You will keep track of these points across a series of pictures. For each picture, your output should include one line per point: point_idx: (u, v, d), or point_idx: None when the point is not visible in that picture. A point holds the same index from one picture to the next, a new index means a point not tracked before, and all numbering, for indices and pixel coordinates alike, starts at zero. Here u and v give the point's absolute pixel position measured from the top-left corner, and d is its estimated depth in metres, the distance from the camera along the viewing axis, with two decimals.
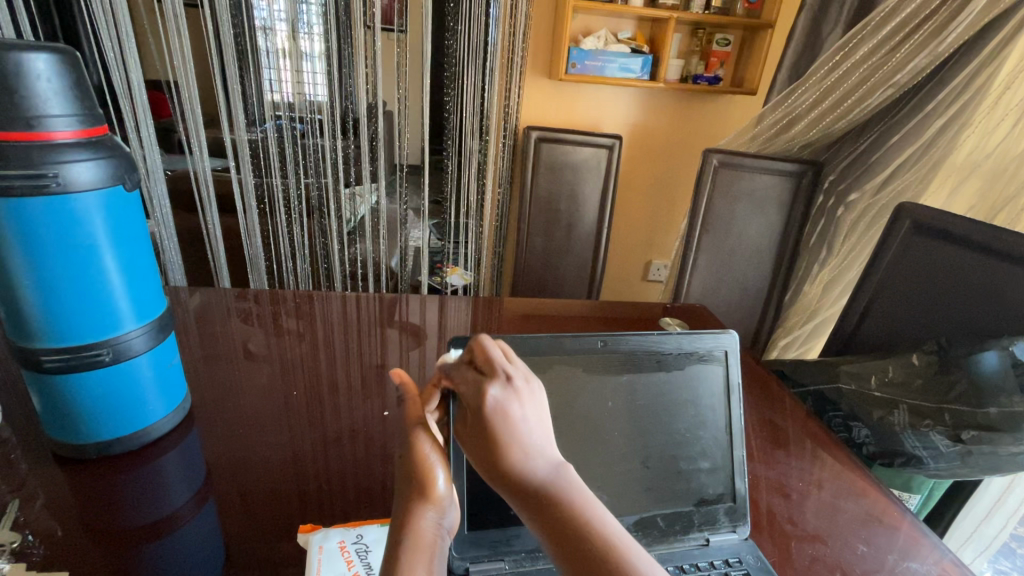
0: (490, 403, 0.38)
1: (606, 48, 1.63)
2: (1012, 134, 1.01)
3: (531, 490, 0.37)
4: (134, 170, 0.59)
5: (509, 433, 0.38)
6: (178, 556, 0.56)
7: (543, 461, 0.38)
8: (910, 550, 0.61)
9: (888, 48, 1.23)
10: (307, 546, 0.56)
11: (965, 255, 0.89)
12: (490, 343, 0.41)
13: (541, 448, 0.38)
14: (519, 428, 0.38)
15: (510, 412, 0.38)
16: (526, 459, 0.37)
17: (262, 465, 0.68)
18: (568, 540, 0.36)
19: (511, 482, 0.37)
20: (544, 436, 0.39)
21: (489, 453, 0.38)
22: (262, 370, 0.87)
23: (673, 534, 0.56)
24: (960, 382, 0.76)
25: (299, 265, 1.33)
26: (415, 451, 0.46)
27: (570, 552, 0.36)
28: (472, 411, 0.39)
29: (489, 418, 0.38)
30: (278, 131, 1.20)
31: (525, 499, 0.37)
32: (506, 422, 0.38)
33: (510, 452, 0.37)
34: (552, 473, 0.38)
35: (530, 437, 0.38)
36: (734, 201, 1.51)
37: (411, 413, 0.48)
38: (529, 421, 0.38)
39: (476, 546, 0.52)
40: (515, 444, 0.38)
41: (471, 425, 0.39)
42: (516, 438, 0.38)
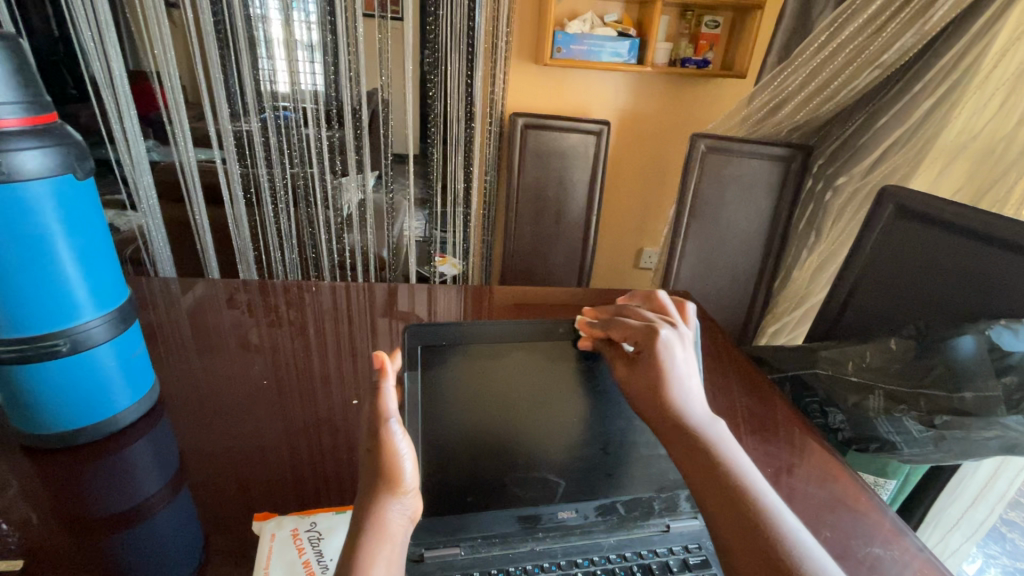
0: (659, 341, 0.55)
1: (592, 32, 1.60)
2: (1001, 112, 1.00)
3: (686, 422, 0.49)
4: (87, 159, 0.59)
5: (671, 365, 0.53)
6: (152, 544, 0.57)
7: (698, 409, 0.51)
8: (875, 535, 0.61)
9: (873, 29, 1.21)
10: (260, 533, 0.56)
11: (946, 238, 0.88)
12: (664, 302, 0.60)
13: (694, 401, 0.52)
14: (677, 372, 0.53)
15: (671, 356, 0.54)
16: (683, 401, 0.51)
17: (226, 454, 0.68)
18: (708, 468, 0.46)
19: (667, 415, 0.51)
20: (696, 386, 0.53)
21: (657, 381, 0.53)
22: (238, 360, 0.87)
23: (632, 519, 0.55)
24: (937, 365, 0.76)
25: (287, 255, 1.33)
26: (384, 444, 0.45)
27: (707, 476, 0.45)
28: (645, 347, 0.55)
29: (659, 353, 0.54)
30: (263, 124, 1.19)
31: (679, 433, 0.49)
32: (669, 361, 0.53)
33: (672, 389, 0.52)
34: (702, 420, 0.50)
35: (685, 383, 0.53)
36: (723, 186, 1.49)
37: (381, 405, 0.45)
38: (688, 364, 0.54)
39: (431, 531, 0.51)
40: (675, 382, 0.52)
41: (641, 360, 0.55)
42: (675, 378, 0.53)
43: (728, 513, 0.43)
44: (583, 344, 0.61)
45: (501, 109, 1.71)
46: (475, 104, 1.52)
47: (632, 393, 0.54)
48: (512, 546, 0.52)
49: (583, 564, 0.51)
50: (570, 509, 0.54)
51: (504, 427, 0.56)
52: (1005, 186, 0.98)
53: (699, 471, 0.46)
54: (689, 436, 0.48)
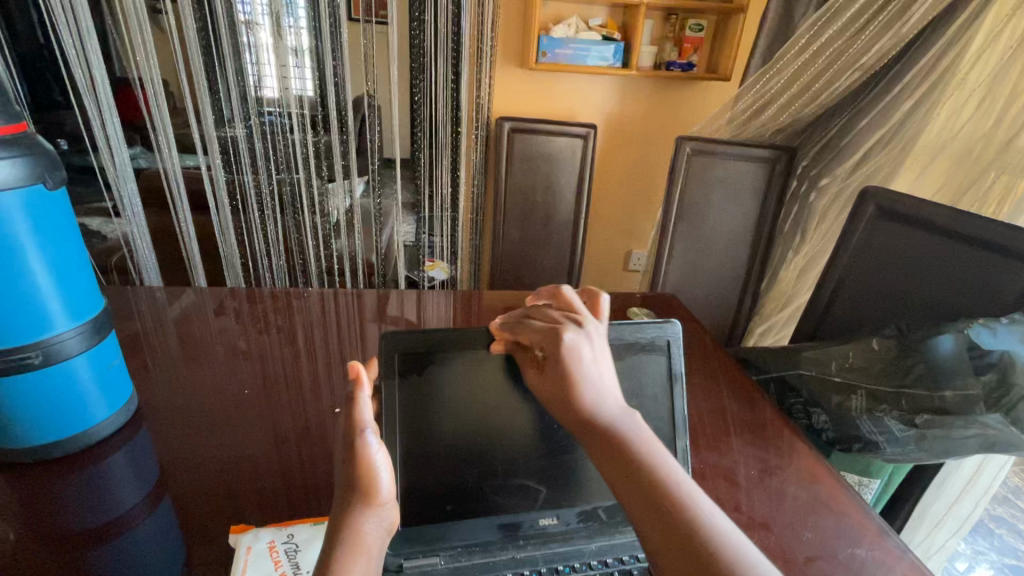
0: (563, 345, 0.51)
1: (577, 36, 1.61)
2: (979, 112, 1.01)
3: (600, 424, 0.47)
4: (58, 169, 0.58)
5: (580, 368, 0.50)
6: (130, 558, 0.56)
7: (612, 408, 0.48)
8: (857, 536, 0.61)
9: (854, 31, 1.22)
10: (237, 546, 0.55)
11: (925, 238, 0.89)
12: (571, 296, 0.55)
13: (608, 398, 0.49)
14: (587, 372, 0.50)
15: (577, 355, 0.51)
16: (595, 401, 0.49)
17: (205, 465, 0.67)
18: (623, 468, 0.44)
19: (581, 419, 0.48)
20: (610, 383, 0.50)
21: (568, 386, 0.50)
22: (218, 369, 0.85)
23: (614, 524, 0.55)
24: (919, 364, 0.76)
25: (274, 261, 1.31)
26: (360, 456, 0.44)
27: (623, 478, 0.43)
28: (551, 352, 0.52)
29: (563, 356, 0.50)
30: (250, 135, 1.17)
31: (596, 435, 0.47)
32: (574, 362, 0.50)
33: (581, 389, 0.49)
34: (617, 418, 0.48)
35: (598, 382, 0.50)
36: (709, 188, 1.49)
37: (356, 416, 0.45)
38: (597, 363, 0.50)
39: (411, 542, 0.51)
40: (584, 380, 0.50)
41: (550, 366, 0.51)
42: (586, 379, 0.50)
43: (648, 513, 0.41)
44: (496, 347, 0.56)
45: (488, 112, 1.71)
46: (461, 108, 1.52)
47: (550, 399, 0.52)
48: (493, 554, 0.52)
49: (564, 572, 0.52)
50: (551, 516, 0.54)
51: (483, 435, 0.55)
52: (983, 185, 0.99)
53: (615, 474, 0.44)
54: (600, 432, 0.47)
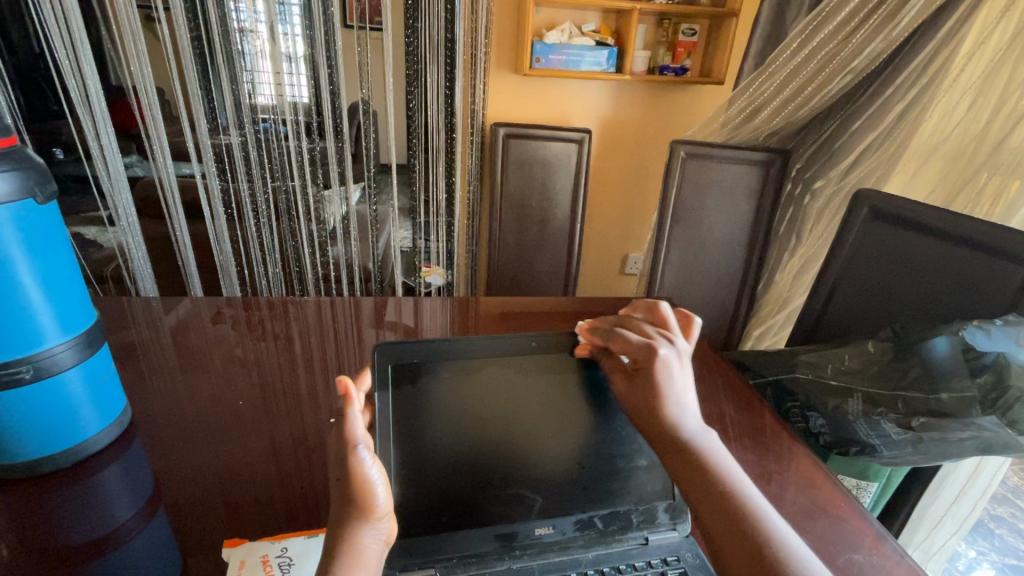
0: (659, 360, 0.56)
1: (570, 42, 1.61)
2: (970, 114, 1.01)
3: (681, 437, 0.53)
4: (48, 182, 0.57)
5: (669, 383, 0.55)
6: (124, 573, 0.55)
7: (691, 423, 0.54)
8: (855, 541, 0.61)
9: (844, 34, 1.23)
10: (229, 561, 0.55)
11: (918, 241, 0.89)
12: (667, 313, 0.60)
13: (688, 413, 0.55)
14: (674, 387, 0.55)
15: (667, 372, 0.56)
16: (678, 416, 0.54)
17: (199, 477, 0.66)
18: (702, 481, 0.50)
19: (661, 429, 0.54)
20: (691, 401, 0.56)
21: (655, 399, 0.55)
22: (213, 380, 0.85)
23: (610, 533, 0.55)
24: (914, 368, 0.77)
25: (270, 270, 1.31)
26: (354, 472, 0.43)
27: (699, 489, 0.50)
28: (643, 364, 0.56)
29: (657, 371, 0.55)
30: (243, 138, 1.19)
31: (677, 446, 0.53)
32: (667, 377, 0.55)
33: (666, 406, 0.54)
34: (694, 433, 0.54)
35: (680, 397, 0.55)
36: (704, 191, 1.50)
37: (348, 431, 0.44)
38: (685, 381, 0.56)
39: (405, 554, 0.51)
40: (670, 398, 0.55)
41: (641, 378, 0.56)
42: (672, 394, 0.55)
43: (721, 521, 0.48)
44: (579, 352, 0.58)
45: (482, 119, 1.72)
46: (456, 115, 1.52)
47: (629, 406, 0.56)
48: (489, 565, 0.52)
49: None
50: (546, 526, 0.54)
51: (473, 444, 0.54)
52: (976, 187, 0.99)
53: (694, 484, 0.51)
54: (684, 450, 0.52)
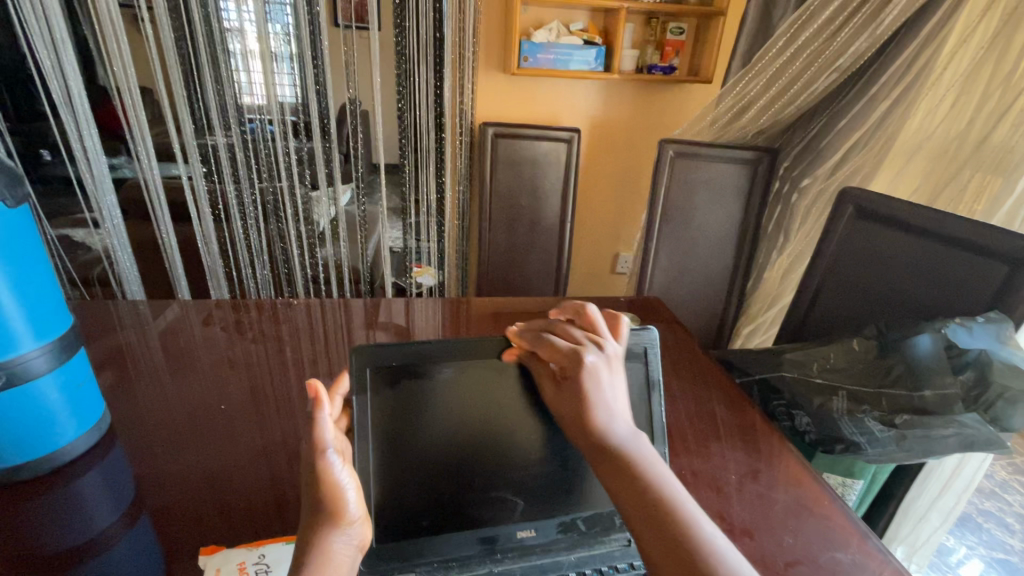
0: (584, 366, 0.53)
1: (558, 40, 1.61)
2: (954, 112, 1.02)
3: (611, 444, 0.50)
4: (18, 185, 0.57)
5: (596, 391, 0.52)
6: None
7: (622, 428, 0.51)
8: (838, 539, 0.61)
9: (830, 32, 1.23)
10: (207, 569, 0.54)
11: (902, 239, 0.89)
12: (595, 316, 0.57)
13: (618, 418, 0.52)
14: (603, 393, 0.53)
15: (592, 378, 0.53)
16: (607, 422, 0.51)
17: (181, 482, 0.65)
18: (632, 488, 0.47)
19: (592, 438, 0.51)
20: (622, 405, 0.53)
21: (582, 408, 0.52)
22: (195, 384, 0.84)
23: (593, 535, 0.55)
24: (898, 365, 0.78)
25: (258, 271, 1.30)
26: (324, 478, 0.44)
27: (630, 497, 0.47)
28: (571, 370, 0.53)
29: (582, 377, 0.52)
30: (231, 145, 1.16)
31: (605, 455, 0.49)
32: (593, 383, 0.52)
33: (593, 413, 0.51)
34: (625, 438, 0.50)
35: (610, 403, 0.52)
36: (693, 190, 1.50)
37: (318, 438, 0.44)
38: (614, 387, 0.53)
39: (386, 559, 0.50)
40: (597, 405, 0.52)
41: (567, 385, 0.53)
42: (600, 400, 0.52)
43: (651, 530, 0.44)
44: (506, 356, 0.56)
45: (471, 119, 1.71)
46: (445, 114, 1.51)
47: (561, 416, 0.54)
48: (471, 568, 0.52)
49: None
50: (529, 529, 0.54)
51: (453, 448, 0.54)
52: (960, 183, 1.00)
53: (625, 491, 0.47)
54: (613, 457, 0.49)
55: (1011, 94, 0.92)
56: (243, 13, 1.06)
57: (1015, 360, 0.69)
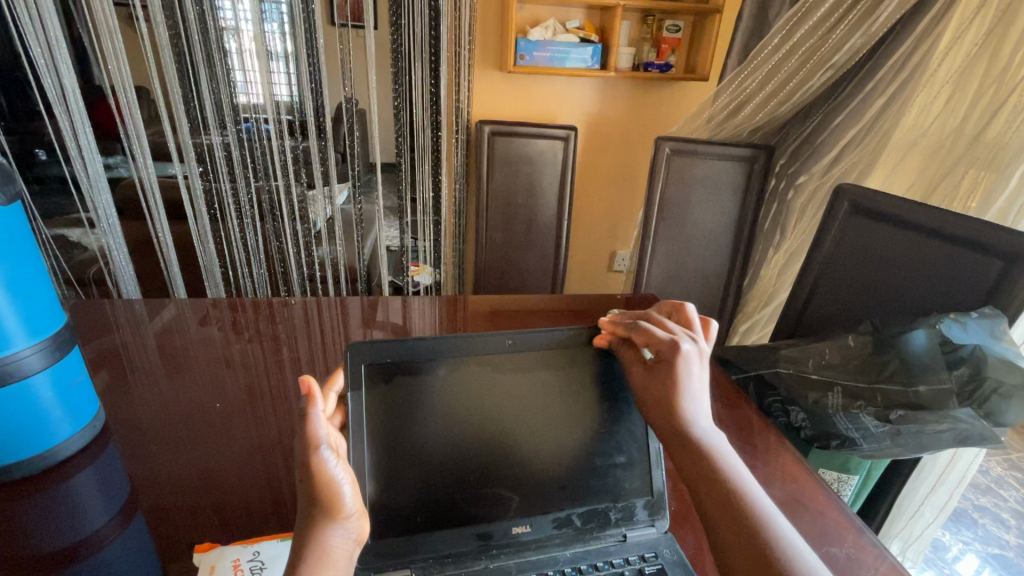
0: (680, 354, 0.55)
1: (554, 38, 1.61)
2: (948, 109, 1.02)
3: (692, 435, 0.53)
4: (11, 182, 0.56)
5: (688, 380, 0.54)
6: None
7: (703, 422, 0.54)
8: (833, 534, 0.61)
9: (825, 29, 1.23)
10: (201, 566, 0.54)
11: (897, 235, 0.89)
12: (692, 316, 0.60)
13: (701, 411, 0.54)
14: (691, 384, 0.55)
15: (689, 369, 0.55)
16: (691, 413, 0.54)
17: (174, 481, 0.65)
18: (712, 480, 0.50)
19: (674, 426, 0.53)
20: (705, 400, 0.55)
21: (672, 394, 0.54)
22: (190, 382, 0.84)
23: (588, 531, 0.55)
24: (893, 361, 0.77)
25: (255, 271, 1.30)
26: (319, 472, 0.44)
27: (709, 487, 0.50)
28: (664, 356, 0.55)
29: (677, 364, 0.54)
30: (225, 144, 1.17)
31: (686, 444, 0.52)
32: (687, 374, 0.54)
33: (684, 406, 0.54)
34: (705, 432, 0.53)
35: (696, 395, 0.55)
36: (689, 187, 1.50)
37: (311, 433, 0.45)
38: (703, 380, 0.55)
39: (380, 555, 0.50)
40: (689, 398, 0.54)
41: (660, 370, 0.55)
42: (688, 391, 0.54)
43: (728, 520, 0.48)
44: (598, 338, 0.58)
45: (467, 117, 1.71)
46: (441, 112, 1.51)
47: (645, 397, 0.55)
48: (465, 564, 0.52)
49: None
50: (524, 524, 0.54)
51: (445, 444, 0.53)
52: (955, 180, 1.00)
53: (704, 481, 0.50)
54: (693, 450, 0.52)
55: (1005, 90, 0.93)
56: (239, 11, 1.06)
57: (1008, 356, 0.69)
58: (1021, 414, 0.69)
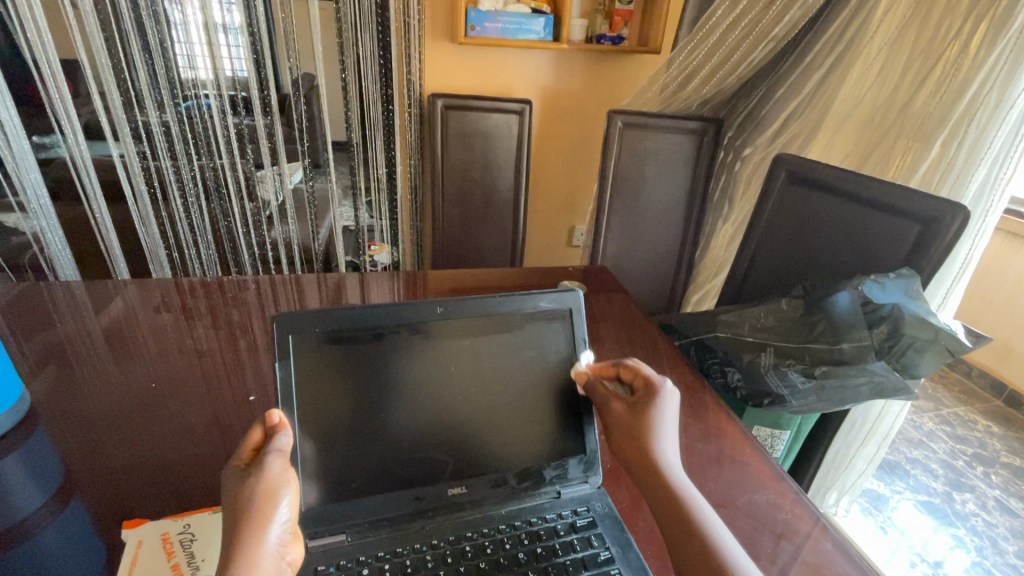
0: (661, 391, 0.59)
1: (505, 9, 1.58)
2: (878, 80, 1.07)
3: (661, 475, 0.53)
4: None
5: (663, 417, 0.57)
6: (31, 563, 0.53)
7: (672, 463, 0.54)
8: (758, 483, 0.65)
9: (765, 2, 1.26)
10: (129, 539, 0.54)
11: (828, 202, 0.93)
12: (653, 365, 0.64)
13: (670, 452, 0.55)
14: (662, 425, 0.57)
15: (667, 405, 0.58)
16: (661, 453, 0.55)
17: (107, 464, 0.64)
18: (679, 522, 0.50)
19: (645, 467, 0.54)
20: (673, 440, 0.57)
21: (647, 432, 0.56)
22: (125, 366, 0.82)
23: (523, 490, 0.57)
24: (820, 322, 0.82)
25: (204, 252, 1.24)
26: (267, 477, 0.45)
27: (676, 530, 0.50)
28: (643, 396, 0.58)
29: (655, 401, 0.58)
30: (164, 126, 1.10)
31: (656, 485, 0.53)
32: (664, 413, 0.57)
33: (660, 444, 0.55)
34: (675, 473, 0.54)
35: (666, 434, 0.56)
36: (644, 160, 1.51)
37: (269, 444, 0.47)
38: (673, 420, 0.58)
39: (316, 522, 0.51)
40: (664, 436, 0.56)
41: (641, 407, 0.57)
42: (659, 432, 0.56)
43: (696, 563, 0.48)
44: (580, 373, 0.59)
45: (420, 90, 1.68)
46: (392, 86, 1.47)
47: (622, 435, 0.57)
48: (402, 527, 0.53)
49: (471, 537, 0.53)
50: (459, 486, 0.55)
51: (379, 414, 0.54)
52: (883, 150, 1.05)
53: (674, 524, 0.50)
54: (662, 491, 0.52)
55: (929, 62, 0.97)
56: None
57: (921, 313, 0.73)
58: (932, 365, 0.75)
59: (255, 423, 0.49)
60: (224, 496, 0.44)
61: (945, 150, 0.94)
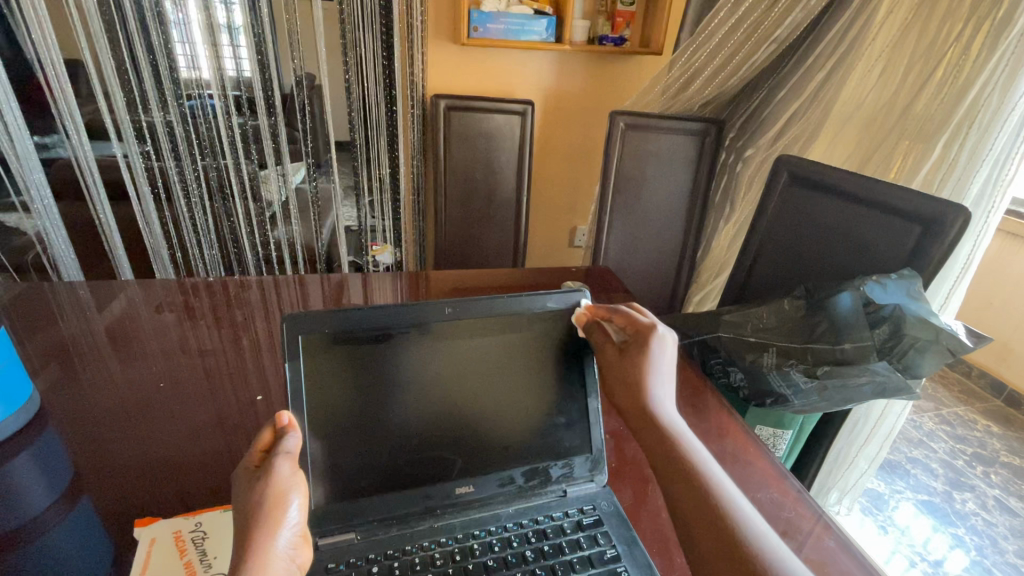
0: (655, 336, 0.61)
1: (508, 10, 1.58)
2: (880, 82, 1.08)
3: (655, 416, 0.56)
4: None
5: (656, 361, 0.59)
6: (43, 561, 0.53)
7: (665, 407, 0.57)
8: (761, 482, 0.65)
9: (767, 4, 1.26)
10: (141, 538, 0.55)
11: (830, 203, 0.94)
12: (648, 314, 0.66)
13: (663, 395, 0.58)
14: (656, 369, 0.59)
15: (660, 349, 0.60)
16: (655, 396, 0.57)
17: (116, 463, 0.65)
18: (673, 459, 0.52)
19: (639, 408, 0.57)
20: (668, 383, 0.59)
21: (641, 375, 0.58)
22: (131, 365, 0.82)
23: (530, 489, 0.57)
24: (822, 322, 0.82)
25: (208, 252, 1.24)
26: (276, 479, 0.46)
27: (670, 468, 0.52)
28: (637, 342, 0.60)
29: (649, 345, 0.60)
30: (168, 126, 1.10)
31: (650, 425, 0.55)
32: (657, 358, 0.60)
33: (653, 387, 0.58)
34: (668, 415, 0.56)
35: (660, 379, 0.59)
36: (646, 161, 1.51)
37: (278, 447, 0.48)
38: (668, 365, 0.60)
39: (326, 520, 0.52)
40: (658, 379, 0.59)
41: (634, 351, 0.60)
42: (653, 376, 0.59)
43: (688, 496, 0.50)
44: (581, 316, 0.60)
45: (422, 91, 1.68)
46: (395, 87, 1.48)
47: (617, 379, 0.59)
48: (411, 525, 0.54)
49: (479, 535, 0.53)
50: (467, 485, 0.56)
51: (387, 413, 0.54)
52: (885, 151, 1.06)
53: (667, 462, 0.52)
54: (656, 430, 0.55)
55: (930, 64, 0.97)
56: None
57: (923, 313, 0.74)
58: (933, 366, 0.75)
59: (264, 427, 0.50)
60: (237, 497, 0.45)
61: (947, 152, 0.94)
